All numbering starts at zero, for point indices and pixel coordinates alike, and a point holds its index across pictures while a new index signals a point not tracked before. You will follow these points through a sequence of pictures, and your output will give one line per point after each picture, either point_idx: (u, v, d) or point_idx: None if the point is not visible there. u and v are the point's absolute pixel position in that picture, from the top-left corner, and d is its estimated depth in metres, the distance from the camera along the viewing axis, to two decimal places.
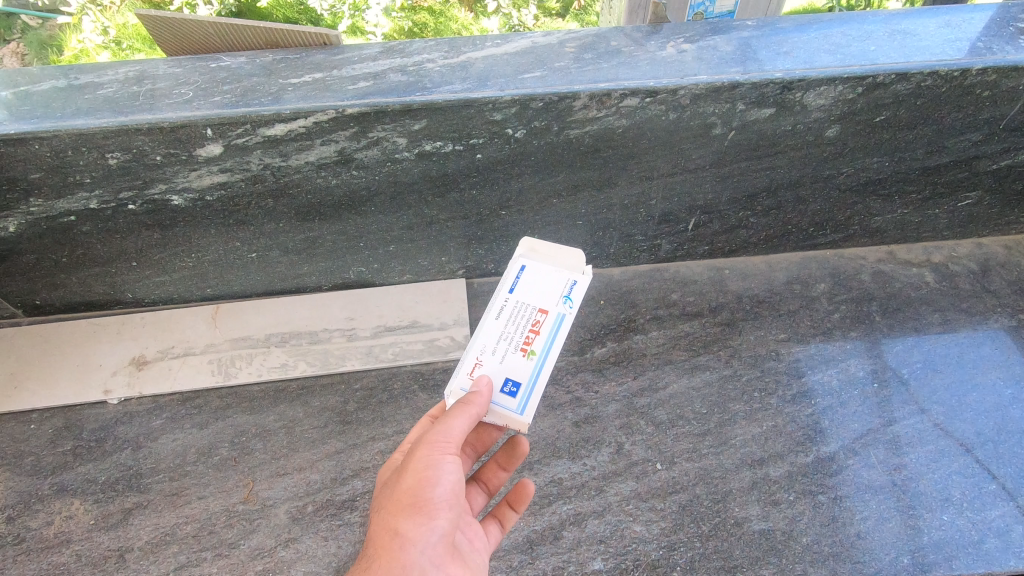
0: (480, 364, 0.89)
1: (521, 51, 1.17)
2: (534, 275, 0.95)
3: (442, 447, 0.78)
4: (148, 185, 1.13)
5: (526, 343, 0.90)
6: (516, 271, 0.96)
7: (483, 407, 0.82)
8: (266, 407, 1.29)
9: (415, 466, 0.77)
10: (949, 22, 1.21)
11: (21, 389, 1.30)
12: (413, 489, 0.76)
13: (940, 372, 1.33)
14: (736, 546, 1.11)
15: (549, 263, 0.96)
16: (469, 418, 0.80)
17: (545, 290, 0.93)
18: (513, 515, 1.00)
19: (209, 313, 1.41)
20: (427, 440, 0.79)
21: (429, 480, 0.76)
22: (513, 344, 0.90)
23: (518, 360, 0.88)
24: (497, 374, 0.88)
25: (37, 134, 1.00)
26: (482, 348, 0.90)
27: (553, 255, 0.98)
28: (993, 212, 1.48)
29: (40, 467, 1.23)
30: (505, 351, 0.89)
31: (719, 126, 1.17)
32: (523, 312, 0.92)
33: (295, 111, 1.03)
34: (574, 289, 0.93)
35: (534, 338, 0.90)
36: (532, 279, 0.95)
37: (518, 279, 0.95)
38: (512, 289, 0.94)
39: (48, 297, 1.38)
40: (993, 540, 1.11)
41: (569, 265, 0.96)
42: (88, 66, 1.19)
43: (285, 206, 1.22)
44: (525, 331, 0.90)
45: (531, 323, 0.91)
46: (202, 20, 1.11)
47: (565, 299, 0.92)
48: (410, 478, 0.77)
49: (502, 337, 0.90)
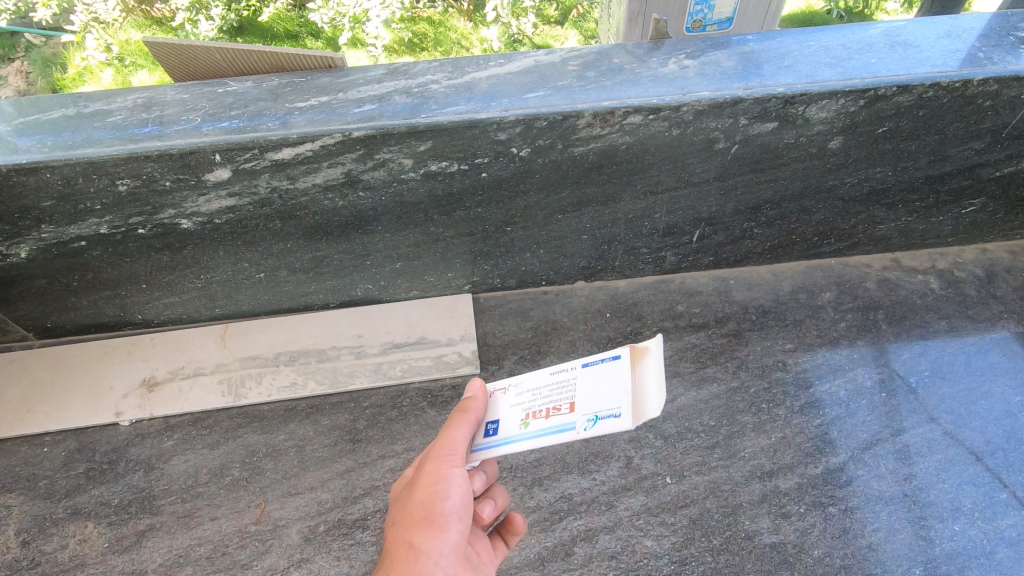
0: (503, 392, 0.88)
1: (524, 71, 1.19)
2: (606, 374, 0.80)
3: (449, 459, 0.78)
4: (157, 210, 1.14)
5: (536, 415, 0.82)
6: (604, 355, 0.83)
7: (476, 416, 0.83)
8: (276, 426, 1.30)
9: (425, 481, 0.77)
10: (950, 32, 1.22)
11: (34, 412, 1.32)
12: (425, 503, 0.75)
13: (948, 380, 1.33)
14: (747, 560, 1.11)
15: (624, 373, 0.79)
16: (469, 428, 0.81)
17: (594, 395, 0.79)
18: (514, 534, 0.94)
19: (219, 332, 1.42)
20: (434, 454, 0.78)
21: (439, 493, 0.75)
22: (532, 403, 0.84)
23: (515, 417, 0.83)
24: (500, 407, 0.86)
25: (49, 163, 1.02)
26: (519, 383, 0.88)
27: (643, 372, 0.79)
28: (997, 218, 1.48)
29: (53, 490, 1.24)
30: (521, 402, 0.85)
31: (722, 141, 1.17)
32: (566, 389, 0.82)
33: (302, 136, 1.04)
34: (607, 422, 0.75)
35: (543, 417, 0.81)
36: (604, 373, 0.81)
37: (596, 364, 0.82)
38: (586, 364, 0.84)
39: (59, 319, 1.39)
40: (1005, 551, 1.11)
41: (640, 403, 0.76)
42: (96, 93, 1.21)
43: (292, 227, 1.23)
44: (548, 405, 0.82)
45: (556, 406, 0.81)
46: (210, 47, 1.13)
47: (591, 419, 0.77)
48: (421, 493, 0.76)
49: (535, 390, 0.85)
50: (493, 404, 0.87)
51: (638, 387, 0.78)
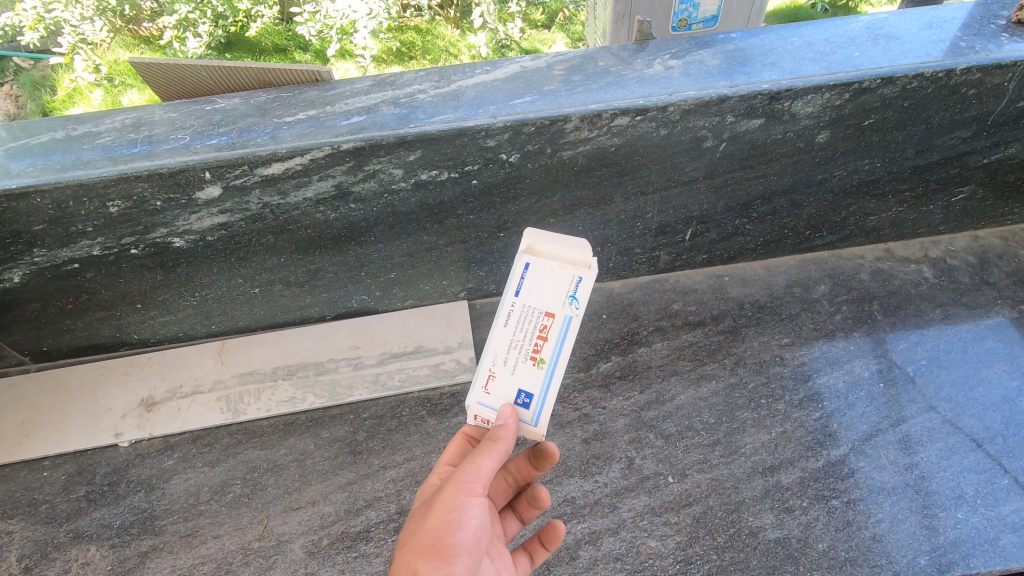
0: (494, 377, 0.81)
1: (510, 77, 1.19)
2: (538, 279, 0.81)
3: (468, 487, 0.74)
4: (149, 230, 1.14)
5: (537, 348, 0.80)
6: (518, 270, 0.82)
7: (510, 444, 0.76)
8: (276, 441, 1.30)
9: (440, 506, 0.73)
10: (932, 23, 1.23)
11: (33, 436, 1.31)
12: (437, 531, 0.71)
13: (945, 368, 1.34)
14: (752, 557, 1.11)
15: (548, 260, 0.82)
16: (497, 458, 0.75)
17: (548, 291, 0.80)
18: (542, 553, 0.95)
19: (216, 349, 1.42)
20: (454, 479, 0.75)
21: (452, 522, 0.72)
22: (523, 352, 0.81)
23: (528, 371, 0.80)
24: (508, 387, 0.81)
25: (38, 187, 1.02)
26: (492, 359, 0.81)
27: (555, 246, 0.83)
28: (987, 205, 1.49)
29: (55, 514, 1.23)
30: (516, 361, 0.81)
31: (710, 139, 1.18)
32: (529, 317, 0.81)
33: (292, 150, 1.04)
34: (580, 287, 0.80)
35: (543, 344, 0.80)
36: (536, 277, 0.81)
37: (523, 282, 0.81)
38: (516, 291, 0.81)
39: (54, 343, 1.39)
40: (1009, 537, 1.10)
41: (572, 260, 0.82)
42: (85, 115, 1.21)
43: (285, 241, 1.23)
44: (533, 338, 0.81)
45: (540, 328, 0.80)
46: (196, 66, 1.13)
47: (571, 299, 0.80)
48: (435, 518, 0.72)
49: (511, 346, 0.81)
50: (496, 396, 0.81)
51: (558, 256, 0.83)
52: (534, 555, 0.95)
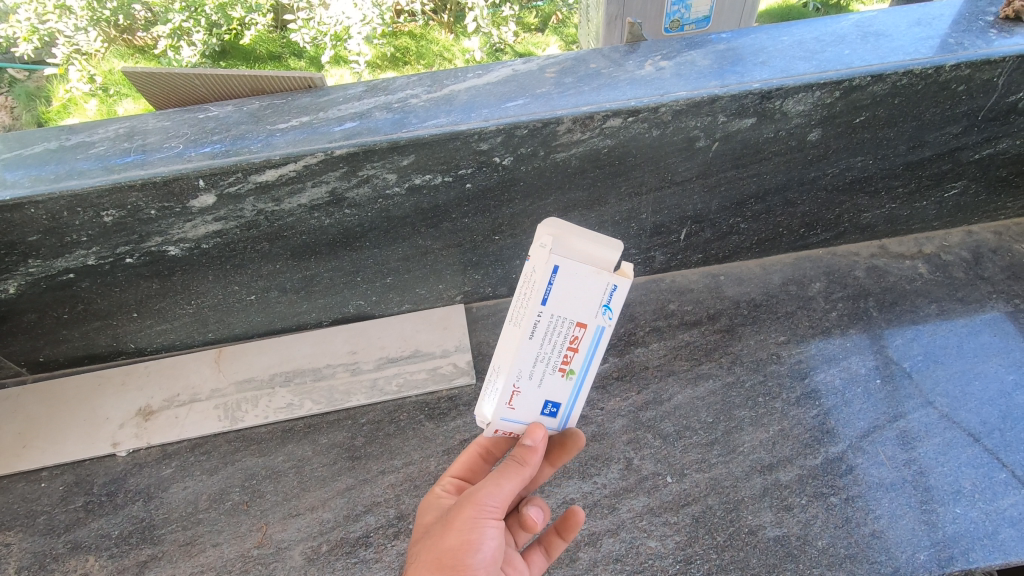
0: (518, 394, 0.78)
1: (502, 81, 1.20)
2: (569, 287, 0.71)
3: (487, 509, 0.73)
4: (144, 239, 1.15)
5: (566, 361, 0.77)
6: (545, 277, 0.69)
7: (534, 470, 0.76)
8: (274, 448, 1.30)
9: (459, 526, 0.72)
10: (920, 21, 1.23)
11: (30, 448, 1.31)
12: (456, 551, 0.71)
13: (941, 363, 1.34)
14: (752, 555, 1.10)
15: (578, 262, 0.70)
16: (520, 482, 0.75)
17: (581, 302, 0.72)
18: (560, 543, 0.92)
19: (213, 357, 1.42)
20: (472, 498, 0.73)
21: (471, 544, 0.71)
22: (550, 365, 0.76)
23: (556, 382, 0.78)
24: (536, 398, 0.79)
25: (32, 198, 1.02)
26: (517, 375, 0.76)
27: (581, 242, 0.70)
28: (980, 200, 1.50)
29: (53, 526, 1.23)
30: (543, 373, 0.77)
31: (702, 139, 1.18)
32: (558, 328, 0.74)
33: (285, 157, 1.05)
34: (614, 298, 0.72)
35: (573, 356, 0.76)
36: (567, 284, 0.70)
37: (550, 290, 0.70)
38: (543, 301, 0.71)
39: (51, 353, 1.39)
40: (1008, 531, 1.09)
41: (604, 261, 0.71)
42: (79, 125, 1.21)
43: (280, 248, 1.23)
44: (563, 350, 0.76)
45: (569, 341, 0.75)
46: (189, 75, 1.13)
47: (605, 310, 0.73)
48: (453, 538, 0.72)
49: (537, 359, 0.75)
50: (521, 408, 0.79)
51: (585, 253, 0.71)
52: (550, 548, 0.92)
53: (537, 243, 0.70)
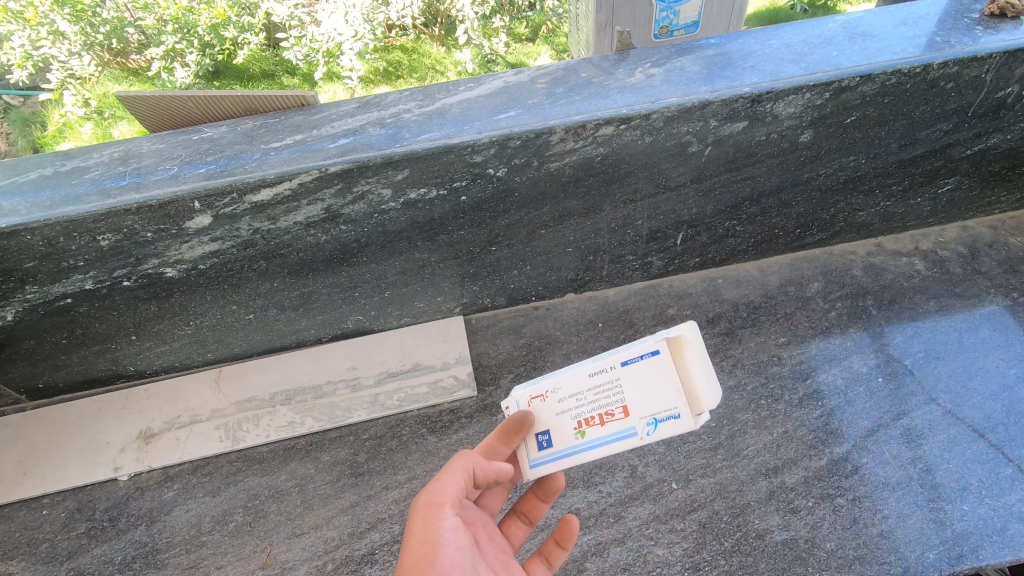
0: (543, 398, 0.80)
1: (494, 92, 1.20)
2: (650, 373, 0.75)
3: (433, 510, 0.68)
4: (141, 261, 1.15)
5: (588, 421, 0.78)
6: (645, 349, 0.76)
7: (476, 458, 0.73)
8: (277, 466, 1.29)
9: (412, 540, 0.66)
10: (906, 20, 1.25)
11: (31, 474, 1.30)
12: (414, 567, 0.63)
13: (942, 359, 1.34)
14: (760, 559, 1.09)
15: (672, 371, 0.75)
16: (460, 473, 0.71)
17: (647, 395, 0.75)
18: (561, 552, 0.83)
19: (213, 377, 1.42)
20: (417, 508, 0.69)
21: (428, 553, 0.64)
22: (580, 408, 0.78)
23: (568, 426, 0.79)
24: (550, 419, 0.79)
25: (28, 225, 1.03)
26: (559, 387, 0.80)
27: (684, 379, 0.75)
28: (974, 195, 1.50)
29: (55, 553, 1.21)
30: (569, 410, 0.79)
31: (695, 144, 1.19)
32: (610, 390, 0.77)
33: (280, 175, 1.05)
34: (668, 421, 0.74)
35: (599, 419, 0.77)
36: (652, 377, 0.75)
37: (639, 359, 0.76)
38: (626, 360, 0.77)
39: (51, 379, 1.39)
40: (1016, 526, 1.08)
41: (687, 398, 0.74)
42: (73, 150, 1.22)
43: (277, 265, 1.23)
44: (598, 409, 0.77)
45: (609, 409, 0.77)
46: (183, 96, 1.14)
47: (651, 423, 0.75)
48: (410, 556, 0.65)
49: (579, 393, 0.79)
50: (537, 413, 0.80)
51: (687, 385, 0.75)
52: (552, 558, 0.84)
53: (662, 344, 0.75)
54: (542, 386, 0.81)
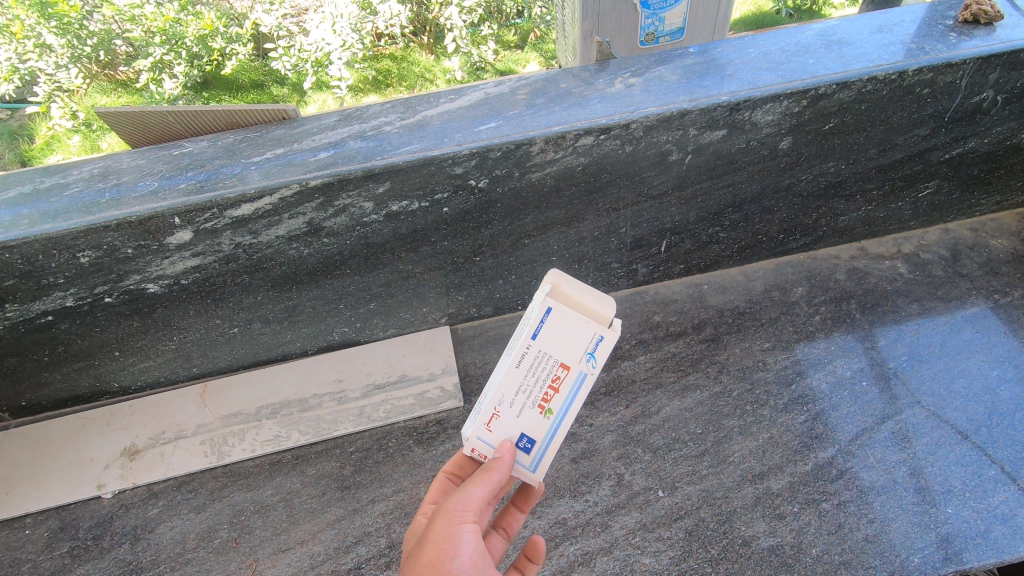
0: (498, 416, 0.78)
1: (475, 104, 1.21)
2: (560, 327, 0.74)
3: (461, 514, 0.70)
4: (122, 278, 1.14)
5: (544, 400, 0.77)
6: (538, 315, 0.73)
7: (505, 473, 0.74)
8: (262, 481, 1.29)
9: (434, 538, 0.67)
10: (882, 27, 1.26)
11: (13, 494, 1.29)
12: (434, 563, 0.65)
13: (926, 362, 1.35)
14: (747, 566, 1.09)
15: (570, 311, 0.73)
16: (488, 488, 0.72)
17: (568, 344, 0.74)
18: (532, 566, 0.87)
19: (198, 392, 1.41)
20: (444, 509, 0.70)
21: (449, 551, 0.66)
22: (531, 399, 0.77)
23: (535, 418, 0.77)
24: (512, 429, 0.78)
25: (7, 243, 1.03)
26: (498, 399, 0.77)
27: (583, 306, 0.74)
28: (954, 199, 1.52)
29: (38, 573, 1.20)
30: (523, 406, 0.77)
31: (675, 153, 1.20)
32: (543, 364, 0.75)
33: (260, 190, 1.06)
34: (600, 346, 0.74)
35: (553, 395, 0.77)
36: (562, 328, 0.74)
37: (542, 325, 0.74)
38: (534, 334, 0.74)
39: (34, 397, 1.38)
40: (1000, 528, 1.09)
41: (593, 315, 0.74)
42: (52, 167, 1.21)
43: (261, 279, 1.22)
44: (544, 387, 0.76)
45: (551, 379, 0.76)
46: (163, 111, 1.13)
47: (588, 357, 0.74)
48: (430, 551, 0.66)
49: (520, 390, 0.76)
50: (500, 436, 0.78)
51: (581, 306, 0.74)
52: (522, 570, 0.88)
53: (537, 288, 0.74)
54: (488, 409, 0.78)
